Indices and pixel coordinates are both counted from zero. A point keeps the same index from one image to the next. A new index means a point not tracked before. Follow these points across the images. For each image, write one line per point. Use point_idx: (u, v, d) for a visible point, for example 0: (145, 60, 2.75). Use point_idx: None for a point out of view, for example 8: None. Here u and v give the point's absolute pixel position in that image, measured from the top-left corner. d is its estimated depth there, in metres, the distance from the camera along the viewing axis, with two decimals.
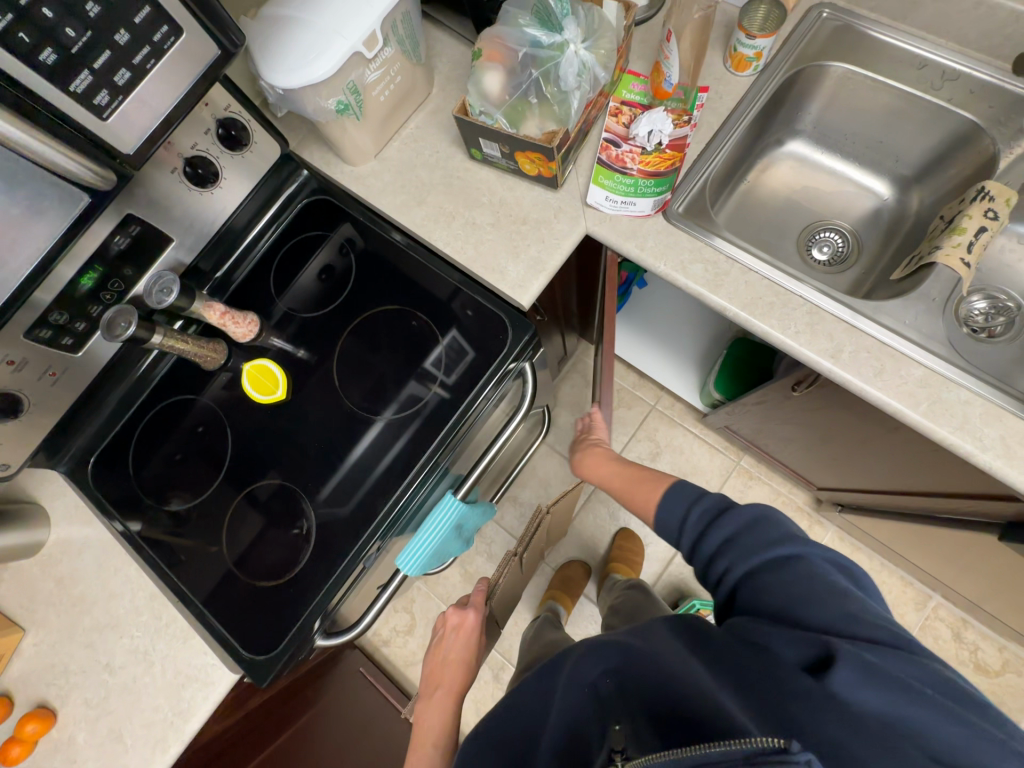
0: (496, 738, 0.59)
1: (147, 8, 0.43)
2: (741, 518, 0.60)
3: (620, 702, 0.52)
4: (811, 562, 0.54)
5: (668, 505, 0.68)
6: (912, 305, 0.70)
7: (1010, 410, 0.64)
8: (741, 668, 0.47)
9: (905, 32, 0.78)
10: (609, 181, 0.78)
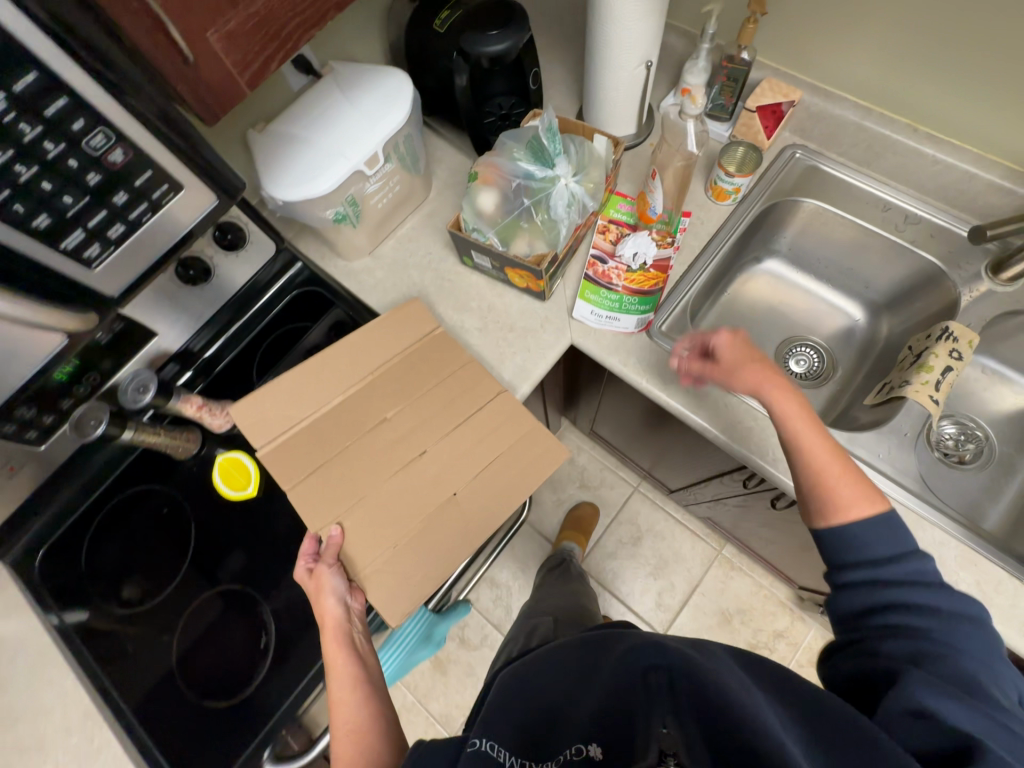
0: (532, 696, 0.58)
1: (148, 172, 0.45)
2: (916, 564, 0.55)
3: (670, 708, 0.50)
4: (952, 635, 0.51)
5: (869, 531, 0.58)
6: (885, 437, 0.72)
7: (984, 554, 0.65)
8: (832, 731, 0.44)
9: (870, 176, 0.84)
10: (595, 296, 0.81)
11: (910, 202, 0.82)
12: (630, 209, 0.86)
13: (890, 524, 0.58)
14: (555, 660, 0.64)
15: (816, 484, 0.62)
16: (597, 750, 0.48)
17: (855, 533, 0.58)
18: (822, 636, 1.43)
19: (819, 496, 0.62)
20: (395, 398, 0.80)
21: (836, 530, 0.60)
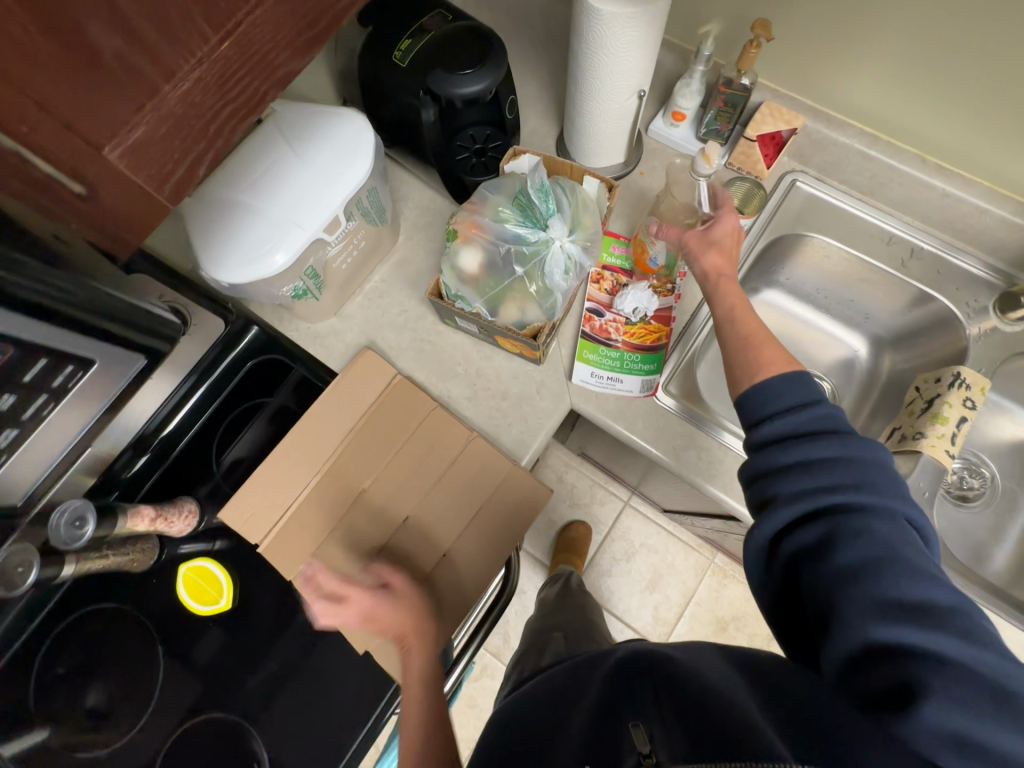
0: (523, 735, 0.51)
1: (36, 367, 0.48)
2: (816, 415, 0.49)
3: (654, 708, 0.46)
4: (862, 455, 0.46)
5: (792, 389, 0.52)
6: None
7: None
8: (794, 705, 0.40)
9: (873, 207, 0.79)
10: (593, 356, 0.74)
11: (915, 235, 0.78)
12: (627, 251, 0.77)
13: (803, 382, 0.52)
14: (549, 684, 0.56)
15: (750, 348, 0.58)
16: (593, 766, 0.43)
17: (774, 392, 0.52)
18: None
19: (745, 362, 0.58)
20: (372, 467, 0.73)
21: (756, 395, 0.54)
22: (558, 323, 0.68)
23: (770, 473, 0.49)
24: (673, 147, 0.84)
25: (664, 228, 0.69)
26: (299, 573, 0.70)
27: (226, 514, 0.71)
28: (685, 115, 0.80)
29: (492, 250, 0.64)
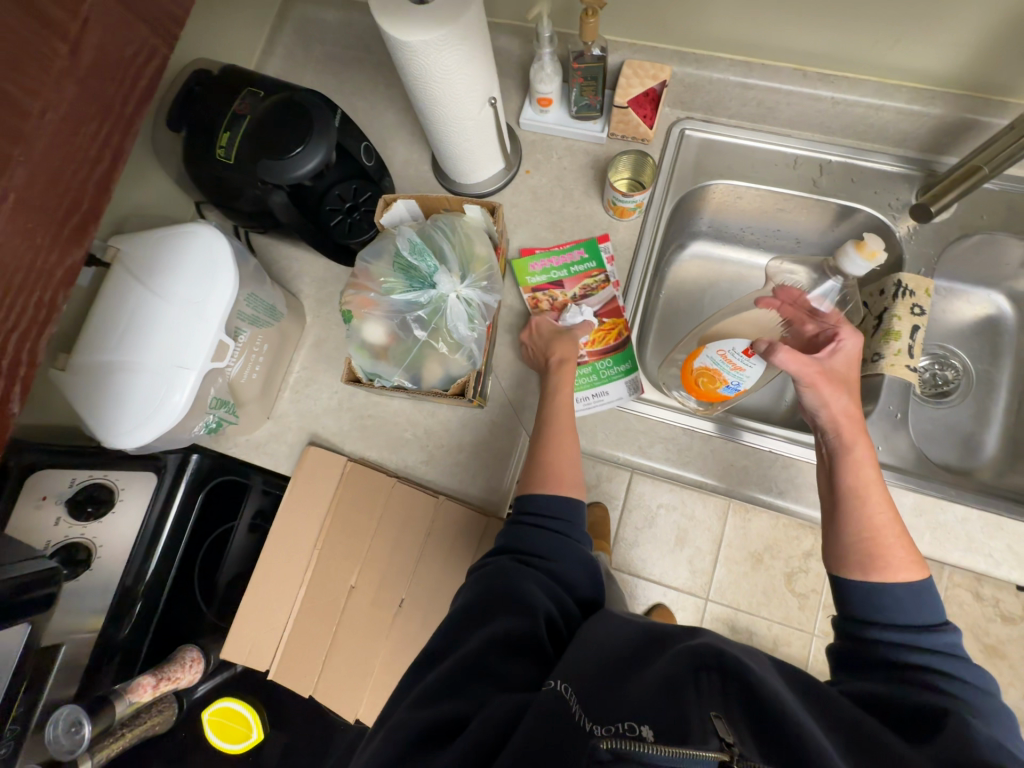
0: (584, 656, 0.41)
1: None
2: (945, 637, 0.42)
3: (723, 698, 0.37)
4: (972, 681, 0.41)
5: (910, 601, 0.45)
6: (876, 427, 0.68)
7: (1006, 515, 0.63)
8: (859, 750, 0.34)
9: (769, 134, 0.75)
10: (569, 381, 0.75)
11: (818, 150, 0.74)
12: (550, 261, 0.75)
13: (927, 595, 0.45)
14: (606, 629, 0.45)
15: (868, 547, 0.49)
16: (650, 732, 0.34)
17: (887, 596, 0.45)
18: None
19: (867, 551, 0.48)
20: (347, 561, 0.70)
21: (869, 590, 0.47)
22: (483, 368, 0.65)
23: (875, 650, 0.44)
24: (552, 135, 0.79)
25: (786, 355, 0.57)
26: (319, 683, 0.69)
27: (230, 650, 0.70)
28: (551, 99, 0.74)
29: (392, 322, 0.61)
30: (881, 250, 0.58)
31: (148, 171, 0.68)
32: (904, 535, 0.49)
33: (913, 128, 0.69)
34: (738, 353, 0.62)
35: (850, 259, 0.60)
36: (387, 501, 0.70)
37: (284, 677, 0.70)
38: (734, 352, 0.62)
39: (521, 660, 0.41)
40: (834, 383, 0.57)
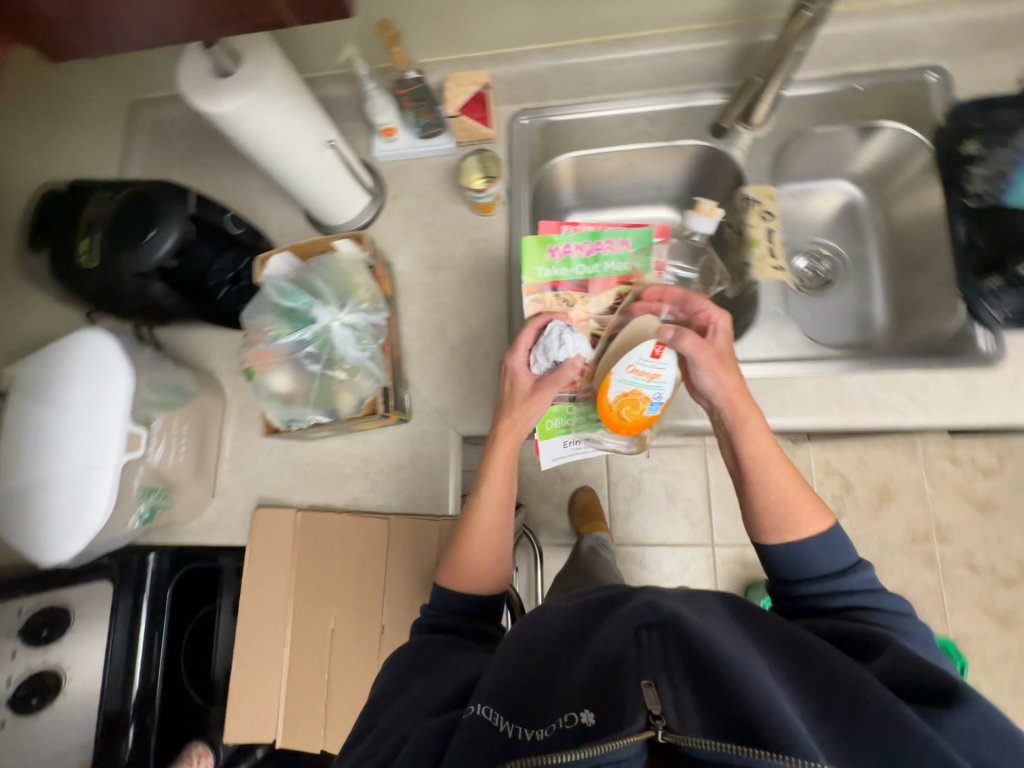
0: (520, 662, 0.48)
1: None
2: (860, 575, 0.52)
3: (665, 656, 0.42)
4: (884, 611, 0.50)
5: (823, 549, 0.53)
6: (764, 327, 0.72)
7: (896, 369, 0.67)
8: (803, 687, 0.41)
9: (597, 103, 0.80)
10: (554, 429, 0.74)
11: (642, 105, 0.79)
12: (575, 253, 0.74)
13: (835, 541, 0.54)
14: (556, 625, 0.52)
15: (782, 510, 0.55)
16: (592, 714, 0.39)
17: (810, 549, 0.53)
18: None
19: (778, 514, 0.55)
20: (322, 608, 0.71)
21: (790, 548, 0.54)
22: (392, 382, 0.68)
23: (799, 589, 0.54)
24: (407, 158, 0.84)
25: (694, 340, 0.58)
26: (326, 734, 0.68)
27: (234, 731, 0.70)
28: (393, 127, 0.80)
29: (290, 364, 0.63)
30: (714, 204, 0.72)
31: (31, 299, 0.71)
32: (812, 495, 0.56)
33: (712, 63, 0.76)
34: (648, 366, 0.65)
35: (697, 218, 0.73)
36: (346, 533, 0.72)
37: (291, 738, 0.69)
38: (642, 361, 0.65)
39: (442, 699, 0.49)
40: (730, 370, 0.59)
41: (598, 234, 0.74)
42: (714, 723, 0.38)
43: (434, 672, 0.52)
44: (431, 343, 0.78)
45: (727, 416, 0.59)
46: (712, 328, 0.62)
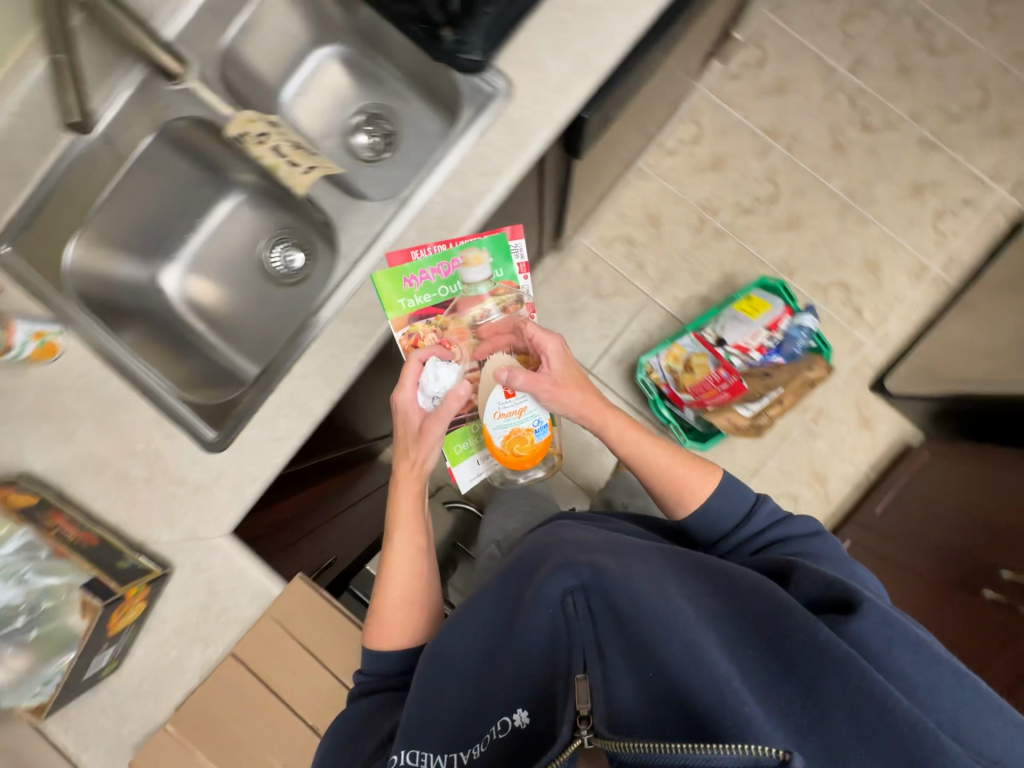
0: (462, 694, 0.63)
1: None
2: (765, 510, 0.71)
3: (592, 623, 0.57)
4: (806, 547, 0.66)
5: (729, 501, 0.71)
6: (345, 226, 0.70)
7: (453, 163, 0.68)
8: (702, 607, 0.54)
9: (46, 174, 0.73)
10: (461, 456, 0.76)
11: (81, 142, 0.73)
12: (434, 281, 0.69)
13: (729, 487, 0.72)
14: (489, 604, 0.67)
15: (672, 477, 0.73)
16: (526, 717, 0.60)
17: (714, 512, 0.70)
18: (592, 230, 1.56)
19: (671, 483, 0.72)
20: (260, 756, 0.69)
21: (697, 512, 0.71)
22: (97, 566, 0.63)
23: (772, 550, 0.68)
24: None
25: (525, 376, 0.70)
26: None
27: None
28: None
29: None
30: (477, 251, 0.69)
31: None
32: (688, 457, 0.74)
33: (91, 60, 0.71)
34: (513, 405, 0.72)
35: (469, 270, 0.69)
36: (212, 695, 0.68)
37: None
38: (503, 404, 0.72)
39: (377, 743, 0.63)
40: (569, 388, 0.73)
41: (451, 248, 0.68)
42: (652, 683, 0.52)
43: (366, 729, 0.65)
44: (129, 494, 0.71)
45: (551, 405, 0.73)
46: (547, 354, 0.73)
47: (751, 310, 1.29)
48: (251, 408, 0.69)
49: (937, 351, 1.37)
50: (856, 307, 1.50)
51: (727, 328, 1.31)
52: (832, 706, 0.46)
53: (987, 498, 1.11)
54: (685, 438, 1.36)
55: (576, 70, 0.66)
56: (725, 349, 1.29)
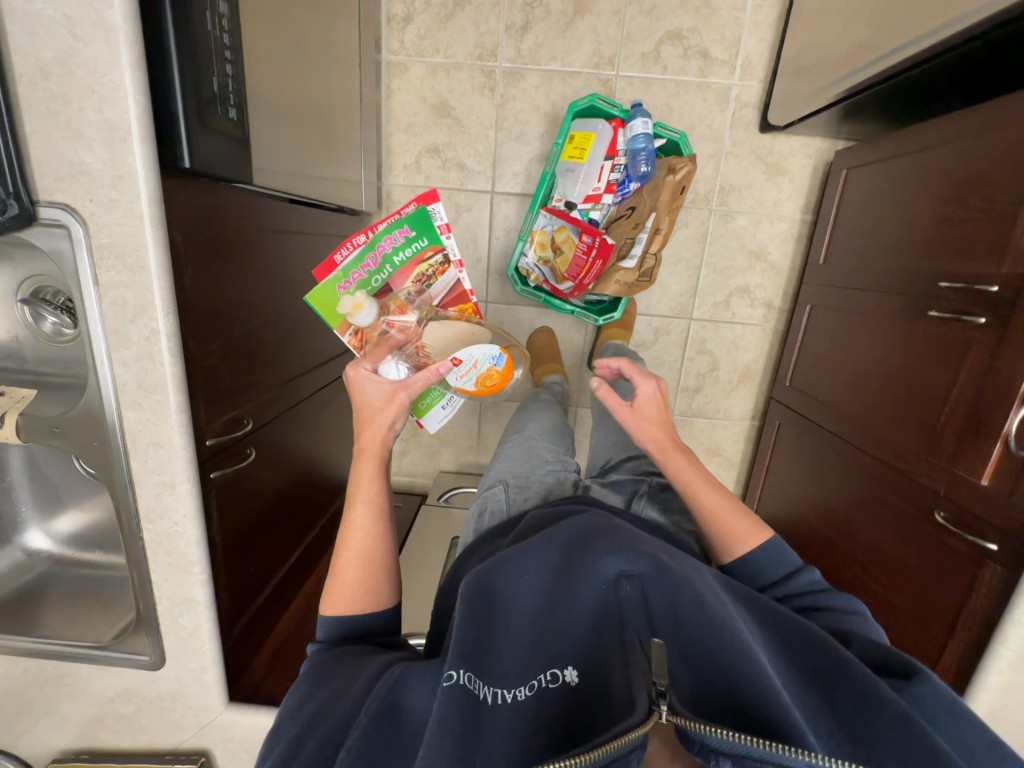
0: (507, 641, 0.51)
1: None
2: (808, 577, 0.63)
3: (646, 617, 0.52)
4: (844, 612, 0.58)
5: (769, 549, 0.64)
6: (83, 437, 0.65)
7: (100, 325, 0.58)
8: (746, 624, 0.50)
9: None
10: (429, 406, 0.91)
11: None
12: (366, 274, 0.80)
13: (777, 548, 0.64)
14: (535, 550, 0.56)
15: (719, 524, 0.66)
16: (574, 672, 0.49)
17: (753, 562, 0.64)
18: (393, 165, 1.35)
19: (719, 530, 0.66)
20: None
21: (739, 565, 0.64)
22: None
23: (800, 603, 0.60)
24: None
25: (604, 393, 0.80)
26: None
27: None
28: None
29: None
30: (354, 300, 0.76)
31: None
32: (747, 522, 0.66)
33: None
34: (464, 364, 0.84)
35: (355, 316, 0.76)
36: None
37: None
38: (458, 370, 0.85)
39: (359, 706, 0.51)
40: (643, 422, 0.76)
41: (376, 237, 0.79)
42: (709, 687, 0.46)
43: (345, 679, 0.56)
44: (135, 724, 0.79)
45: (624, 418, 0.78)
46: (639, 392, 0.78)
47: (579, 153, 1.12)
48: (155, 631, 0.72)
49: (804, 47, 1.12)
50: (699, 53, 1.24)
51: (569, 185, 1.15)
52: (888, 746, 0.40)
53: (908, 196, 0.97)
54: (596, 318, 1.28)
55: (114, 147, 0.52)
56: (578, 208, 1.15)
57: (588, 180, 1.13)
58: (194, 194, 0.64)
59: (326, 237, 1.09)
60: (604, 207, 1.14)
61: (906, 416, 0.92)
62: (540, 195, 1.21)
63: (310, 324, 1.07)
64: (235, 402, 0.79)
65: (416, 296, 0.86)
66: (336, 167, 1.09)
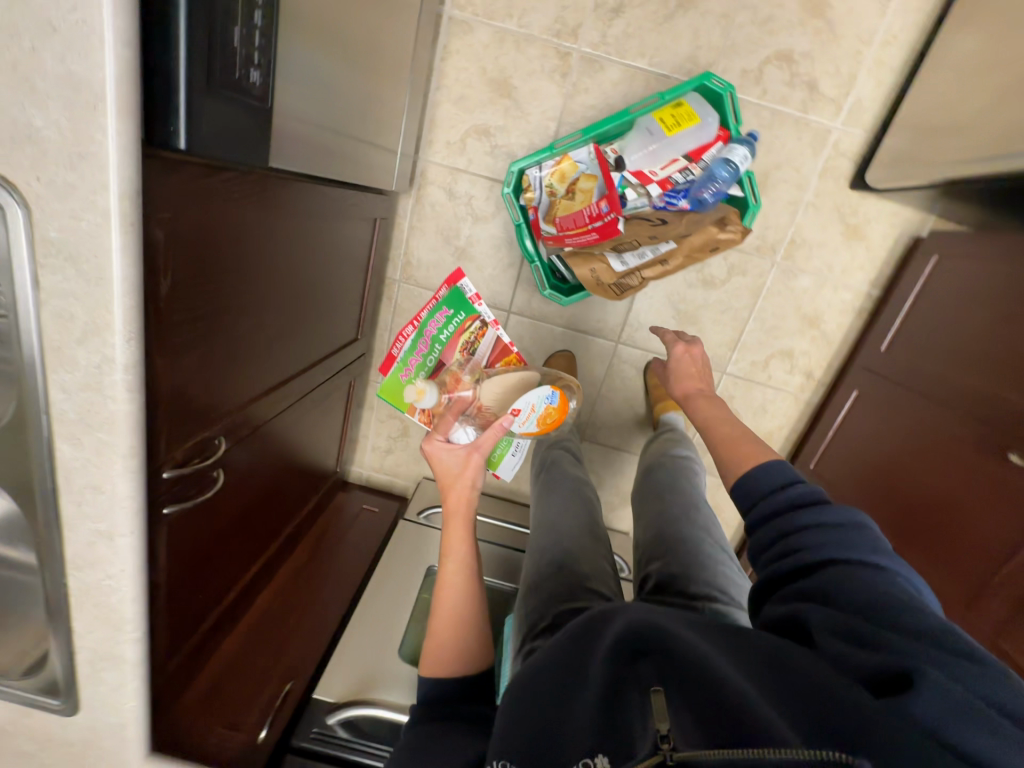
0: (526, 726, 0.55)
1: None
2: (810, 490, 0.63)
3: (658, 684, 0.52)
4: (834, 529, 0.57)
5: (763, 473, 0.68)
6: (4, 458, 0.52)
7: (35, 340, 0.44)
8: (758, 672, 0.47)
9: None
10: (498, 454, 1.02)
11: None
12: (421, 358, 0.99)
13: (777, 468, 0.68)
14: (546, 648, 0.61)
15: (730, 445, 0.78)
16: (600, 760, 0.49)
17: (754, 476, 0.68)
18: (436, 138, 1.18)
19: (730, 452, 0.77)
20: None
21: (744, 482, 0.69)
22: None
23: (794, 519, 0.61)
24: None
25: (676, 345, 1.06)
26: None
27: None
28: None
29: None
30: (419, 386, 0.89)
31: None
32: (750, 446, 0.75)
33: None
34: (522, 409, 0.89)
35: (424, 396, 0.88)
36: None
37: None
38: (518, 417, 0.90)
39: None
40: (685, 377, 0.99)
41: (421, 324, 0.98)
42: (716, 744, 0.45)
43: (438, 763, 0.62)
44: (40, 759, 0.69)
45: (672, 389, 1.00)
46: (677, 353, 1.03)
47: (672, 125, 0.91)
48: (69, 680, 0.61)
49: (931, 106, 0.98)
50: (805, 86, 1.08)
51: (637, 151, 0.94)
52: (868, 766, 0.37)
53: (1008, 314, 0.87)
54: (545, 287, 1.09)
55: (75, 113, 0.37)
56: (622, 174, 0.95)
57: (655, 157, 0.94)
58: (185, 175, 0.49)
59: (346, 217, 0.94)
60: (647, 197, 0.93)
61: (931, 549, 0.87)
62: (602, 128, 0.98)
63: (314, 318, 0.94)
64: (209, 420, 0.66)
65: (464, 362, 1.01)
66: (370, 137, 0.93)
